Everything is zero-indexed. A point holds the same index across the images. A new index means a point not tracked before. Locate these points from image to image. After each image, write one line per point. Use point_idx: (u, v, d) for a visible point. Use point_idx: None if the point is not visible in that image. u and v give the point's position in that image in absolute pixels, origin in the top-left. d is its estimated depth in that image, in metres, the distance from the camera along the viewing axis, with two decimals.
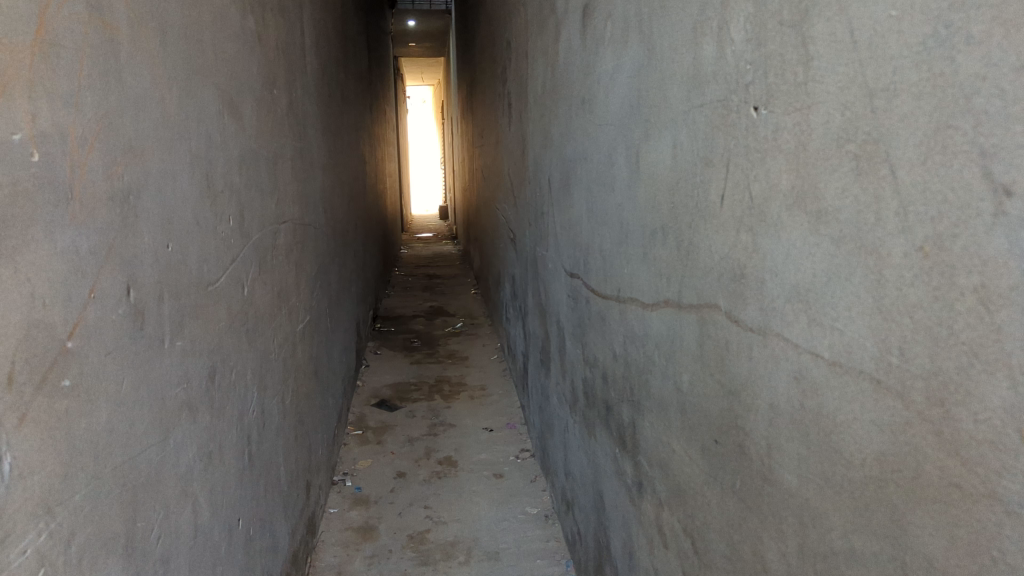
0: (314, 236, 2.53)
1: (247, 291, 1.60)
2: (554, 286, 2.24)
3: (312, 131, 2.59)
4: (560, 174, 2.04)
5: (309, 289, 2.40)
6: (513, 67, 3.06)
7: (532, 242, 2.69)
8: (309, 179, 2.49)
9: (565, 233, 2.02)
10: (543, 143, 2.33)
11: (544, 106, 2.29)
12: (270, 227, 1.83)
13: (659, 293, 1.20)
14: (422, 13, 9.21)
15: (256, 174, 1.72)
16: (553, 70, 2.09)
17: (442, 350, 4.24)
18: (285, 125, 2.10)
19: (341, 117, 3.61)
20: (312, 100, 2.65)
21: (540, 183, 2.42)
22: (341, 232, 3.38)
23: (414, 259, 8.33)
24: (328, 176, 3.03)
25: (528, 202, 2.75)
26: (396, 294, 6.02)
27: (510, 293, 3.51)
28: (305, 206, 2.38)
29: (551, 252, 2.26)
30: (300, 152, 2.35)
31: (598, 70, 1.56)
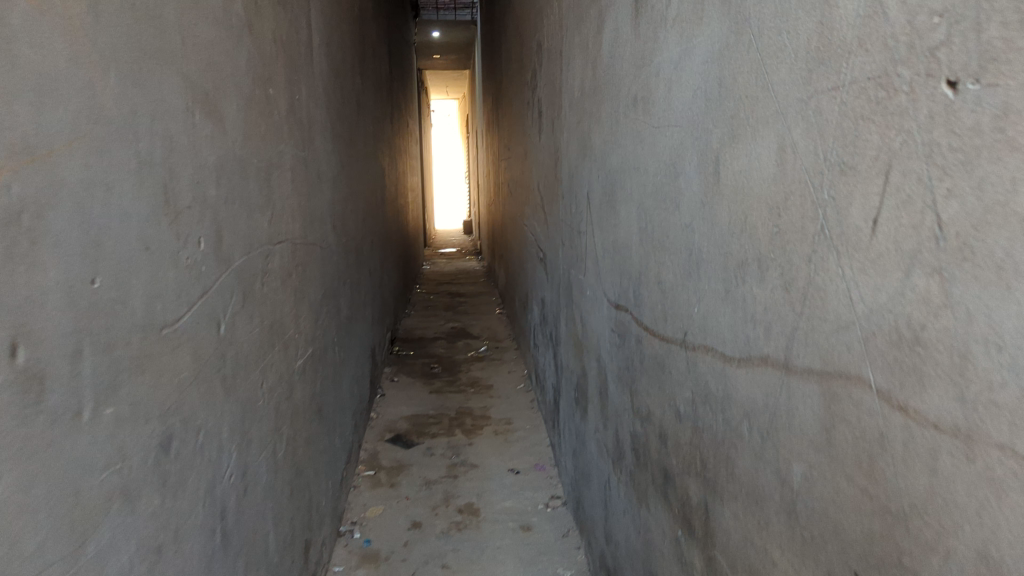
0: (320, 259, 2.26)
1: (226, 329, 1.32)
2: (592, 318, 1.94)
3: (319, 141, 2.32)
4: (601, 189, 1.75)
5: (313, 318, 2.13)
6: (544, 70, 2.77)
7: (565, 266, 2.40)
8: (314, 194, 2.21)
9: (607, 258, 1.72)
10: (580, 153, 2.04)
11: (581, 111, 2.01)
12: (260, 250, 1.56)
13: (749, 346, 0.90)
14: (447, 23, 8.97)
15: (242, 187, 1.44)
16: (594, 69, 1.80)
17: (464, 378, 3.94)
18: (284, 131, 1.83)
19: (357, 127, 3.34)
20: (320, 107, 2.39)
21: (576, 200, 2.13)
22: (355, 253, 3.10)
23: (436, 276, 8.05)
24: (339, 192, 2.76)
25: (560, 221, 2.47)
26: (417, 314, 5.74)
27: (539, 318, 3.21)
28: (309, 223, 2.11)
29: (588, 278, 1.97)
30: (304, 163, 2.08)
31: (657, 60, 1.26)
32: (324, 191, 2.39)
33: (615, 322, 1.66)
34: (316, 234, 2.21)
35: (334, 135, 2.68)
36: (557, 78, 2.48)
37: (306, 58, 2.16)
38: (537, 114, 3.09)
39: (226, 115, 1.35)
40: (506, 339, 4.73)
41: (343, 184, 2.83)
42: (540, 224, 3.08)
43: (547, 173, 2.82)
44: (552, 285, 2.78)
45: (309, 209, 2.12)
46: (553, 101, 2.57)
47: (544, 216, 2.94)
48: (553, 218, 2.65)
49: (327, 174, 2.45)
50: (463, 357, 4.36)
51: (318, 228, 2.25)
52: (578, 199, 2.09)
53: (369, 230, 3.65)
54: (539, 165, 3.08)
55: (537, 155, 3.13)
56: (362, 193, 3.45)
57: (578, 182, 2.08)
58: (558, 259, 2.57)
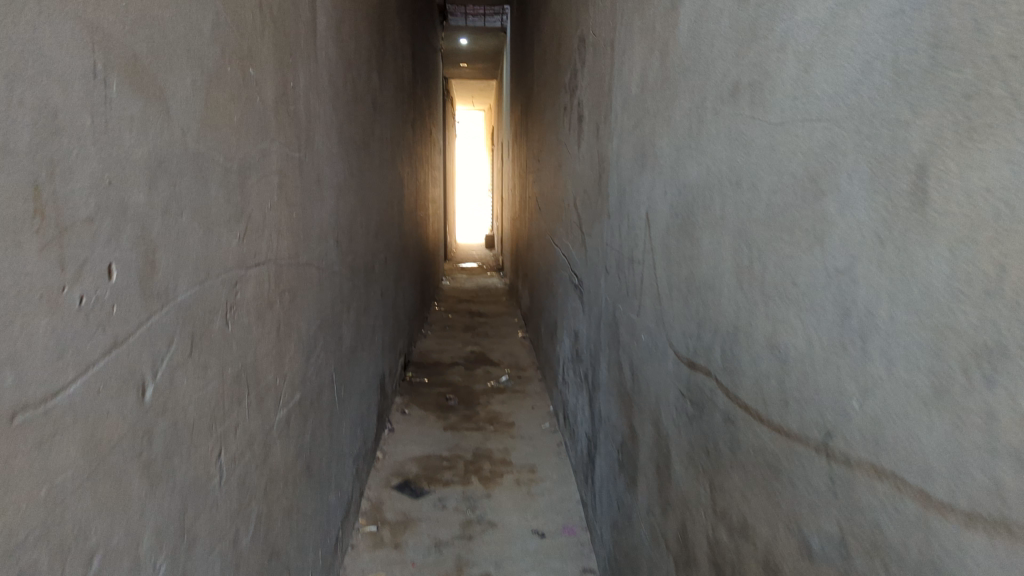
0: (316, 284, 1.89)
1: (161, 390, 0.95)
2: (647, 370, 1.55)
3: (320, 142, 1.95)
4: (669, 210, 1.37)
5: (304, 358, 1.75)
6: (587, 70, 2.40)
7: (608, 304, 2.02)
8: (312, 208, 1.85)
9: (675, 300, 1.34)
10: (636, 164, 1.66)
11: (639, 113, 1.63)
12: (225, 278, 1.19)
13: (1006, 502, 0.51)
14: (475, 30, 8.64)
15: (199, 193, 1.08)
16: (662, 57, 1.43)
17: (483, 412, 3.55)
18: (270, 127, 1.47)
19: (373, 132, 2.99)
20: (325, 104, 2.03)
21: (627, 221, 1.75)
22: (364, 275, 2.74)
23: (456, 293, 7.68)
24: (347, 203, 2.39)
25: (604, 247, 2.08)
26: (433, 335, 5.36)
27: (571, 353, 2.82)
28: (303, 241, 1.74)
29: (644, 322, 1.58)
30: (299, 168, 1.71)
31: (779, 29, 0.88)
32: (327, 203, 2.03)
33: (687, 385, 1.27)
34: (312, 253, 1.84)
35: (343, 139, 2.32)
36: (603, 76, 2.10)
37: (306, 43, 1.80)
38: (575, 121, 2.71)
39: (173, 95, 0.99)
40: (529, 367, 4.33)
41: (351, 194, 2.47)
42: (575, 247, 2.70)
43: (586, 190, 2.44)
44: (589, 319, 2.39)
45: (304, 223, 1.76)
46: (598, 105, 2.19)
47: (581, 238, 2.56)
48: (593, 241, 2.28)
49: (330, 182, 2.09)
50: (482, 387, 3.96)
51: (315, 246, 1.88)
52: (632, 221, 1.71)
53: (382, 246, 3.29)
54: (575, 181, 2.70)
55: (574, 167, 2.74)
56: (376, 205, 3.09)
57: (632, 201, 1.70)
58: (598, 291, 2.19)
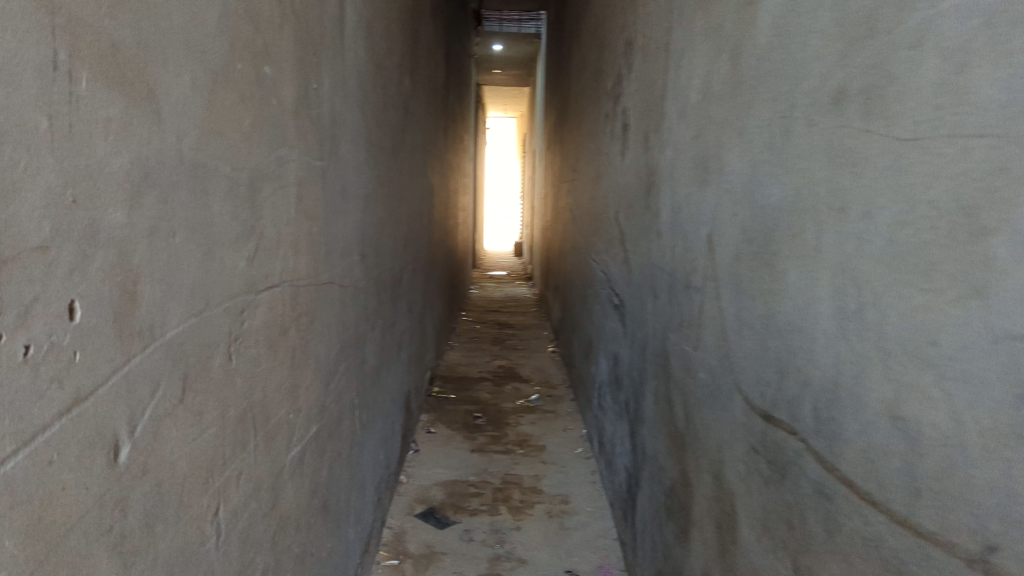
0: (338, 303, 1.73)
1: (144, 445, 0.79)
2: (707, 412, 1.37)
3: (346, 148, 1.80)
4: (741, 234, 1.19)
5: (323, 385, 1.59)
6: (636, 76, 2.22)
7: (657, 331, 1.84)
8: (335, 220, 1.69)
9: (746, 338, 1.15)
10: (697, 179, 1.47)
11: (702, 122, 1.45)
12: (230, 305, 1.03)
13: None
14: (510, 36, 8.51)
15: (198, 208, 0.92)
16: (733, 59, 1.25)
17: (512, 433, 3.38)
18: (288, 132, 1.31)
19: (403, 138, 2.84)
20: (352, 107, 1.87)
21: (684, 242, 1.57)
22: (391, 290, 2.58)
23: (485, 302, 7.51)
24: (375, 214, 2.23)
25: (653, 269, 1.90)
26: (461, 347, 5.20)
27: (609, 378, 2.64)
28: (324, 257, 1.58)
29: (703, 357, 1.40)
30: (321, 177, 1.56)
31: (914, 21, 0.71)
32: (352, 216, 1.87)
33: (762, 439, 1.08)
34: (334, 270, 1.68)
35: (371, 145, 2.16)
36: (655, 82, 1.93)
37: (332, 41, 1.65)
38: (619, 130, 2.54)
39: (166, 93, 0.83)
40: (561, 385, 4.15)
41: (379, 204, 2.31)
42: (617, 265, 2.52)
43: (631, 204, 2.26)
44: (631, 345, 2.21)
45: (326, 238, 1.60)
46: (648, 113, 2.02)
47: (624, 256, 2.38)
48: (639, 260, 2.10)
49: (356, 192, 1.93)
50: (511, 405, 3.79)
51: (338, 261, 1.72)
52: (689, 242, 1.53)
53: (411, 257, 3.13)
54: (618, 194, 2.52)
55: (617, 179, 2.57)
56: (406, 215, 2.94)
57: (691, 220, 1.52)
58: (644, 316, 2.01)
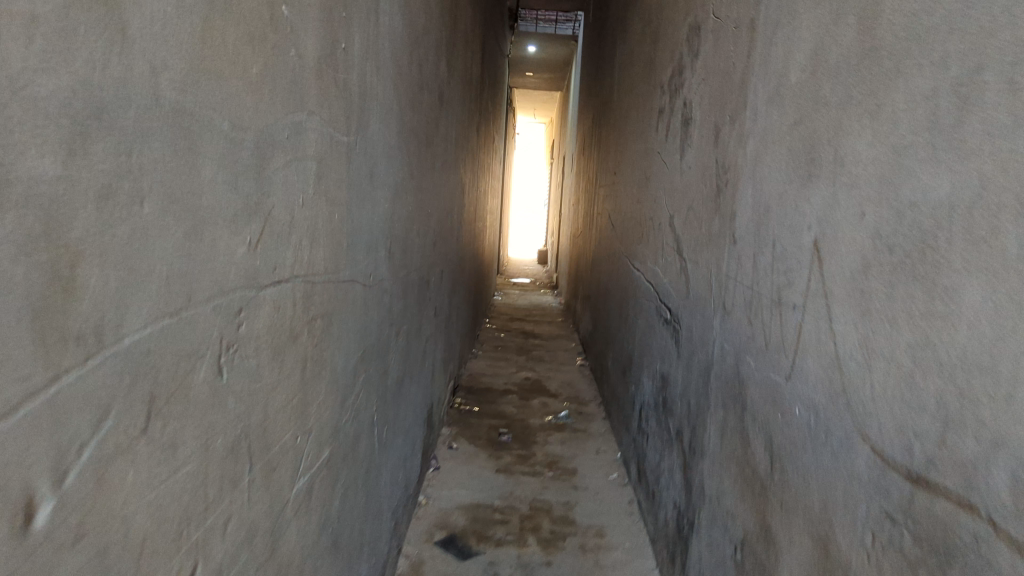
0: (361, 306, 1.49)
1: (79, 499, 0.55)
2: (807, 458, 1.12)
3: (377, 128, 1.57)
4: (875, 240, 0.94)
5: (339, 401, 1.35)
6: (703, 64, 1.98)
7: (727, 355, 1.58)
8: (361, 209, 1.46)
9: (881, 372, 0.90)
10: (799, 175, 1.22)
11: (807, 105, 1.20)
12: (223, 305, 0.79)
13: None
14: (545, 37, 8.30)
15: (182, 171, 0.68)
16: (864, 23, 1.00)
17: (541, 453, 3.13)
18: (309, 96, 1.08)
19: (438, 128, 2.61)
20: (385, 83, 1.64)
21: (775, 250, 1.32)
22: (419, 295, 2.34)
23: (509, 310, 7.27)
24: (405, 208, 2.00)
25: (723, 281, 1.65)
26: (485, 356, 4.96)
27: (655, 400, 2.38)
28: (346, 251, 1.34)
29: (803, 391, 1.15)
30: (347, 156, 1.32)
31: None
32: (379, 209, 1.64)
33: (908, 507, 0.83)
34: (358, 267, 1.45)
35: (404, 132, 1.93)
36: (733, 67, 1.68)
37: (366, 0, 1.42)
38: (677, 126, 2.29)
39: (136, 4, 0.60)
40: (591, 402, 3.89)
41: (409, 198, 2.07)
42: (669, 277, 2.28)
43: (693, 208, 2.01)
44: (687, 368, 1.96)
45: (349, 228, 1.36)
46: (721, 104, 1.77)
47: (679, 267, 2.14)
48: (702, 272, 1.85)
49: (386, 181, 1.70)
50: (538, 421, 3.54)
51: (362, 256, 1.49)
52: (783, 250, 1.28)
53: (440, 258, 2.90)
54: (674, 197, 2.27)
55: (672, 182, 2.32)
56: (436, 212, 2.70)
57: (786, 224, 1.27)
58: (709, 336, 1.76)
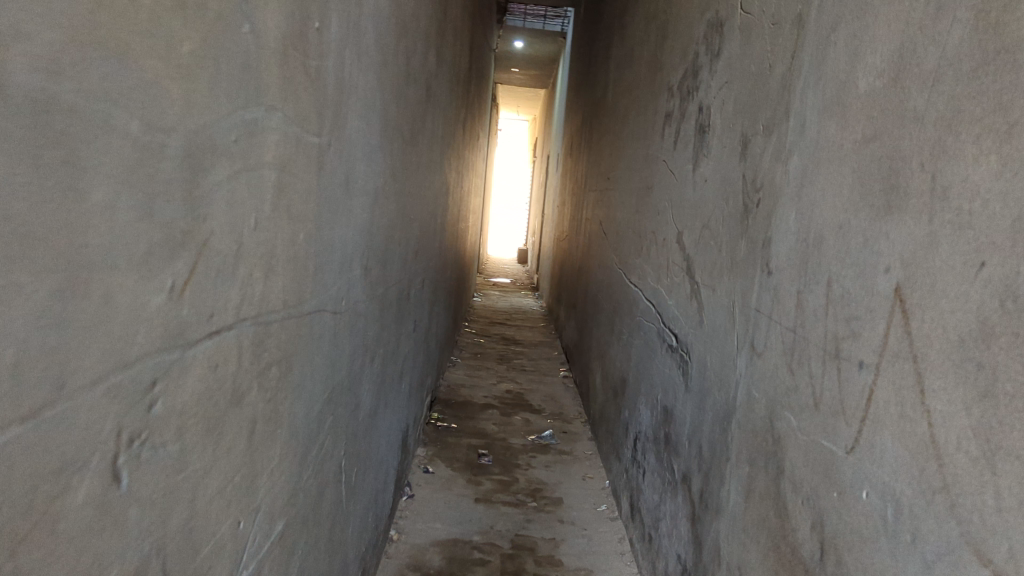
0: (329, 340, 1.26)
1: None
2: (878, 558, 0.90)
3: (355, 127, 1.33)
4: (1003, 302, 0.71)
5: (299, 458, 1.12)
6: (727, 67, 1.76)
7: (756, 404, 1.36)
8: (333, 224, 1.22)
9: (1011, 480, 0.68)
10: (871, 205, 1.00)
11: (885, 119, 0.98)
12: (126, 381, 0.55)
13: None
14: (533, 32, 8.07)
15: (44, 197, 0.45)
16: (983, 20, 0.78)
17: (523, 479, 2.91)
18: (269, 87, 0.84)
19: (424, 126, 2.37)
20: (368, 74, 1.41)
21: (831, 292, 1.10)
22: (398, 312, 2.11)
23: (489, 313, 7.04)
24: (385, 216, 1.76)
25: (752, 317, 1.43)
26: (464, 365, 4.72)
27: (655, 435, 2.17)
28: (314, 276, 1.11)
29: (874, 473, 0.93)
30: (318, 162, 1.09)
31: None
32: (356, 221, 1.40)
33: None
34: (326, 292, 1.21)
35: (388, 131, 1.69)
36: (769, 71, 1.46)
37: None
38: (690, 134, 2.07)
39: None
40: (576, 420, 3.67)
41: (391, 206, 1.83)
42: (676, 301, 2.06)
43: (709, 227, 1.79)
44: (697, 408, 1.74)
45: (318, 249, 1.13)
46: (752, 112, 1.55)
47: (690, 292, 1.92)
48: (722, 303, 1.63)
49: (364, 189, 1.46)
50: (520, 441, 3.31)
51: (333, 278, 1.25)
52: (844, 293, 1.06)
53: (421, 267, 2.66)
54: (684, 213, 2.05)
55: (681, 194, 2.10)
56: (418, 219, 2.47)
57: (850, 262, 1.05)
58: (729, 377, 1.54)
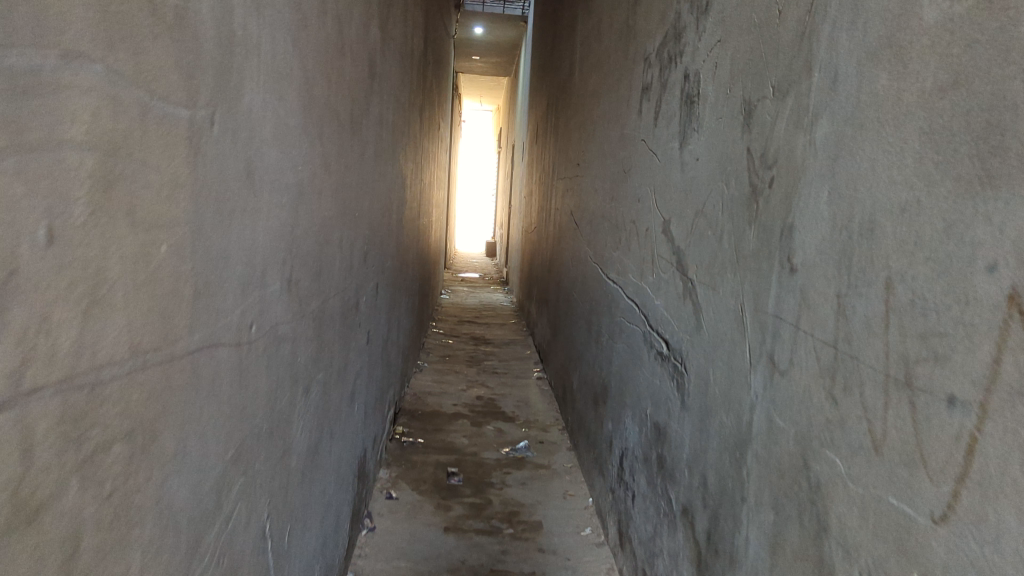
0: (232, 380, 0.96)
1: None
2: None
3: (260, 101, 1.03)
4: None
5: (186, 551, 0.82)
6: (719, 23, 1.48)
7: (781, 435, 1.09)
8: (229, 227, 0.92)
9: None
10: (956, 177, 0.73)
11: (975, 57, 0.71)
12: None
13: None
14: (493, 17, 7.77)
15: None
16: None
17: (497, 499, 2.62)
18: (70, 23, 0.54)
19: (369, 110, 2.07)
20: (278, 35, 1.10)
21: (891, 297, 0.82)
22: (343, 327, 1.81)
23: (457, 311, 6.73)
24: (318, 214, 1.46)
25: (769, 324, 1.16)
26: (431, 369, 4.42)
27: (645, 456, 1.89)
28: (193, 302, 0.81)
29: (985, 559, 0.66)
30: (192, 144, 0.79)
31: None
32: (269, 222, 1.10)
33: None
34: (220, 320, 0.91)
35: (316, 110, 1.39)
36: (779, 20, 1.18)
37: None
38: (675, 107, 1.79)
39: None
40: (553, 428, 3.39)
41: (326, 202, 1.53)
42: (664, 301, 1.78)
43: (704, 215, 1.51)
44: (699, 430, 1.46)
45: (200, 265, 0.83)
46: (757, 72, 1.28)
47: (682, 290, 1.64)
48: (727, 306, 1.35)
49: (281, 180, 1.16)
50: (493, 456, 3.03)
51: (232, 300, 0.95)
52: (915, 299, 0.78)
53: (375, 270, 2.36)
54: (670, 198, 1.77)
55: (667, 178, 1.82)
56: (368, 216, 2.17)
57: (922, 257, 0.77)
58: (740, 396, 1.27)
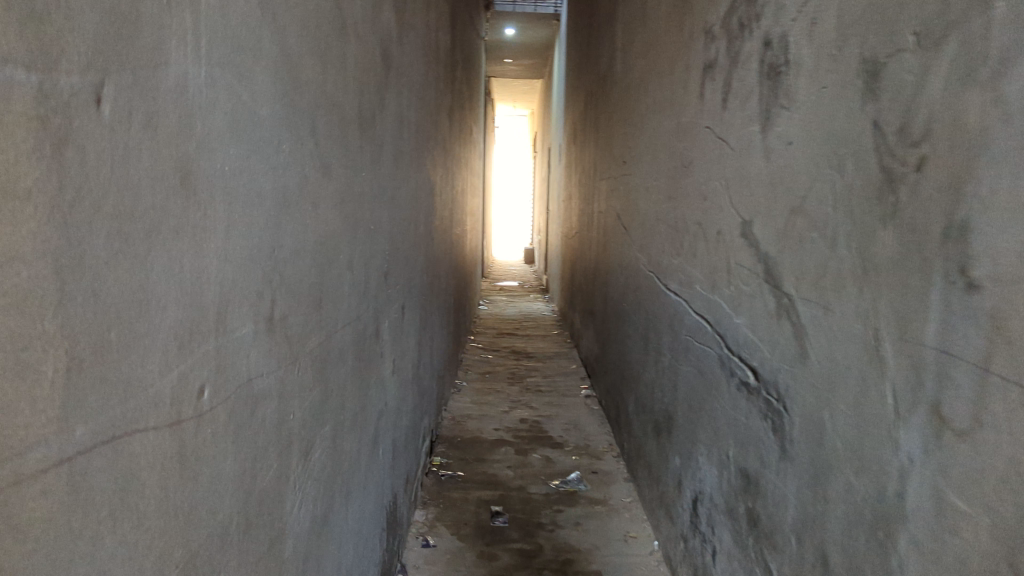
0: (173, 476, 0.66)
1: None
2: None
3: (206, 74, 0.73)
4: None
5: None
6: None
7: (965, 523, 0.76)
8: (150, 255, 0.62)
9: None
10: None
11: None
12: None
13: None
14: (525, 16, 7.48)
15: None
16: None
17: (549, 544, 2.30)
18: None
19: (385, 105, 1.77)
20: None
21: None
22: (360, 361, 1.51)
23: (497, 322, 6.42)
24: (318, 228, 1.17)
25: (929, 360, 0.83)
26: (471, 388, 4.12)
27: (728, 506, 1.56)
28: (69, 379, 0.51)
29: None
30: (48, 132, 0.49)
31: None
32: (231, 244, 0.80)
33: None
34: (141, 395, 0.61)
35: (307, 98, 1.10)
36: None
37: None
38: (752, 82, 1.47)
39: None
40: (607, 455, 3.06)
41: (329, 214, 1.24)
42: (748, 319, 1.46)
43: (806, 210, 1.18)
44: (811, 488, 1.13)
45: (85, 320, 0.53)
46: (884, 18, 0.95)
47: (776, 306, 1.31)
48: (850, 330, 1.02)
49: (253, 185, 0.86)
50: (541, 490, 2.71)
51: (166, 361, 0.65)
52: None
53: (400, 289, 2.07)
54: (753, 194, 1.45)
55: (746, 168, 1.50)
56: (388, 227, 1.87)
57: None
58: (880, 452, 0.94)
